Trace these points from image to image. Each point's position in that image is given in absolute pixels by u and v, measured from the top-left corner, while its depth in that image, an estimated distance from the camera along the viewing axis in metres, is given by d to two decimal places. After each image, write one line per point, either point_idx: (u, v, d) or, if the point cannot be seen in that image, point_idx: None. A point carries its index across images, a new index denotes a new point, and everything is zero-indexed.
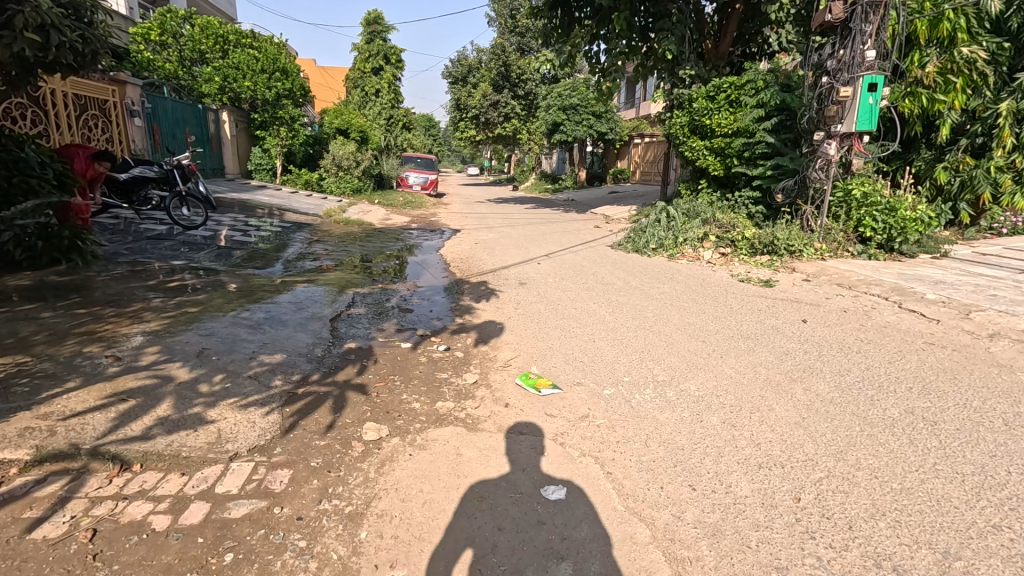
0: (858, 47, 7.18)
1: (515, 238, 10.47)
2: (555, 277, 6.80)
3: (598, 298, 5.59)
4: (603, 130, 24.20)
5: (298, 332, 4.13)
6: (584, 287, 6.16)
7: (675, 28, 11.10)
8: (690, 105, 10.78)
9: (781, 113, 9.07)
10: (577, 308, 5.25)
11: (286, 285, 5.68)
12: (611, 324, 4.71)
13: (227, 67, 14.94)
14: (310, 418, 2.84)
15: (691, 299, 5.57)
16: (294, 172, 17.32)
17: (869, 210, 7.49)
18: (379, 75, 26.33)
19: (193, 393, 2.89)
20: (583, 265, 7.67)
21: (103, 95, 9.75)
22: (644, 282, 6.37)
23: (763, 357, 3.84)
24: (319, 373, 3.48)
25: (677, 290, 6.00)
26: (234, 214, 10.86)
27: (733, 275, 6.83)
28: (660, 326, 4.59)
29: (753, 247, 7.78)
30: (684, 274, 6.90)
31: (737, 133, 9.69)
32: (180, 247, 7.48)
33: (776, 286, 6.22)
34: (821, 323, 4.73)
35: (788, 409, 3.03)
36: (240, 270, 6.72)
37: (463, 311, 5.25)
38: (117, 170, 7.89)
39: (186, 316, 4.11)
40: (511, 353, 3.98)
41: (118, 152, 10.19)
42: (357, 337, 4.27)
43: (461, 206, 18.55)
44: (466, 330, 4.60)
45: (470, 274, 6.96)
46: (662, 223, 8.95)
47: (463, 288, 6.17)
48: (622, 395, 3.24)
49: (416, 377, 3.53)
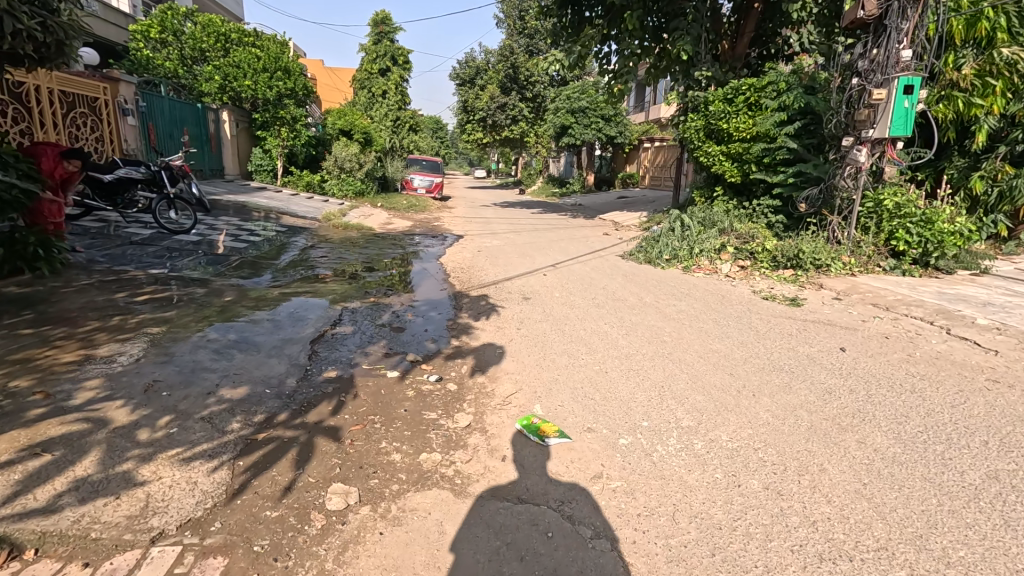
0: (892, 46, 6.66)
1: (520, 245, 9.96)
2: (562, 291, 6.30)
3: (609, 318, 5.07)
4: (612, 134, 23.71)
5: (271, 358, 3.66)
6: (593, 303, 5.65)
7: (691, 27, 10.59)
8: (705, 109, 10.30)
9: (805, 117, 8.52)
10: (586, 329, 4.75)
11: (270, 299, 5.22)
12: (624, 349, 4.20)
13: (228, 66, 14.61)
14: (265, 476, 2.37)
15: (711, 320, 5.05)
16: (295, 173, 16.93)
17: (903, 222, 6.95)
18: (385, 76, 25.99)
19: (128, 443, 2.42)
20: (593, 277, 7.15)
21: (94, 92, 9.37)
22: (659, 299, 5.86)
23: (803, 396, 3.32)
24: (286, 411, 3.00)
25: (695, 309, 5.48)
26: (229, 218, 10.46)
27: (755, 291, 6.32)
28: (680, 354, 4.07)
29: (776, 260, 7.25)
30: (702, 290, 6.39)
31: (756, 138, 9.18)
32: (164, 253, 7.07)
33: (804, 304, 5.69)
34: (862, 352, 4.19)
35: (844, 470, 2.52)
36: (224, 279, 6.28)
37: (461, 330, 4.75)
38: (101, 170, 7.51)
39: (145, 338, 3.66)
40: (512, 386, 3.49)
41: (109, 151, 9.80)
42: (338, 364, 3.78)
43: (466, 210, 18.11)
44: (462, 355, 4.11)
45: (471, 286, 6.47)
46: (676, 233, 8.45)
47: (462, 302, 5.69)
48: (641, 447, 2.74)
49: (401, 417, 3.04)
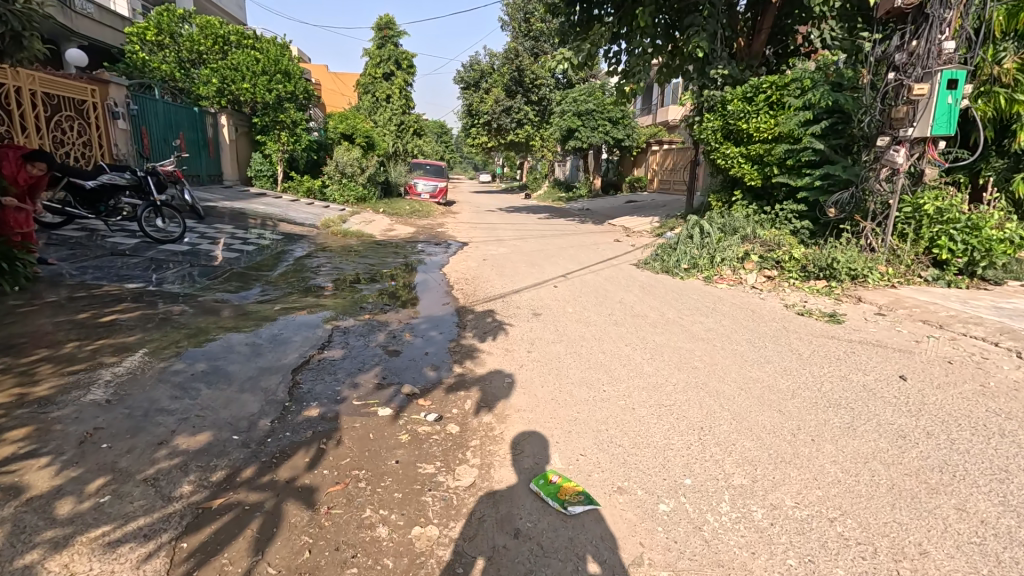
0: (933, 38, 6.14)
1: (528, 253, 9.44)
2: (575, 305, 5.77)
3: (630, 340, 4.53)
4: (619, 137, 23.20)
5: (244, 392, 3.15)
6: (611, 320, 5.10)
7: (707, 23, 10.06)
8: (722, 108, 9.79)
9: (832, 116, 7.98)
10: (604, 352, 4.21)
11: (253, 318, 4.73)
12: (651, 379, 3.66)
13: (227, 69, 14.15)
14: (213, 565, 1.86)
15: (745, 341, 4.48)
16: (296, 179, 16.52)
17: (946, 228, 6.39)
18: (389, 81, 25.52)
19: (40, 521, 1.92)
20: (606, 289, 6.61)
21: (81, 95, 8.98)
22: (684, 315, 5.31)
23: (874, 444, 2.77)
24: (253, 464, 2.49)
25: (724, 327, 4.92)
26: (224, 225, 10.02)
27: (787, 306, 5.75)
28: (715, 386, 3.53)
29: (806, 269, 6.69)
30: (729, 303, 5.85)
31: (779, 138, 8.64)
32: (148, 264, 6.61)
33: (846, 322, 5.13)
34: (926, 382, 3.61)
35: (951, 554, 1.98)
36: (208, 293, 5.78)
37: (465, 354, 4.23)
38: (82, 176, 7.07)
39: (99, 370, 3.17)
40: (525, 429, 2.96)
41: (97, 157, 9.37)
42: (322, 400, 3.27)
43: (471, 215, 17.65)
44: (466, 386, 3.58)
45: (476, 301, 5.95)
46: (694, 239, 7.89)
47: (466, 320, 5.16)
48: (688, 516, 2.21)
49: (391, 472, 2.52)
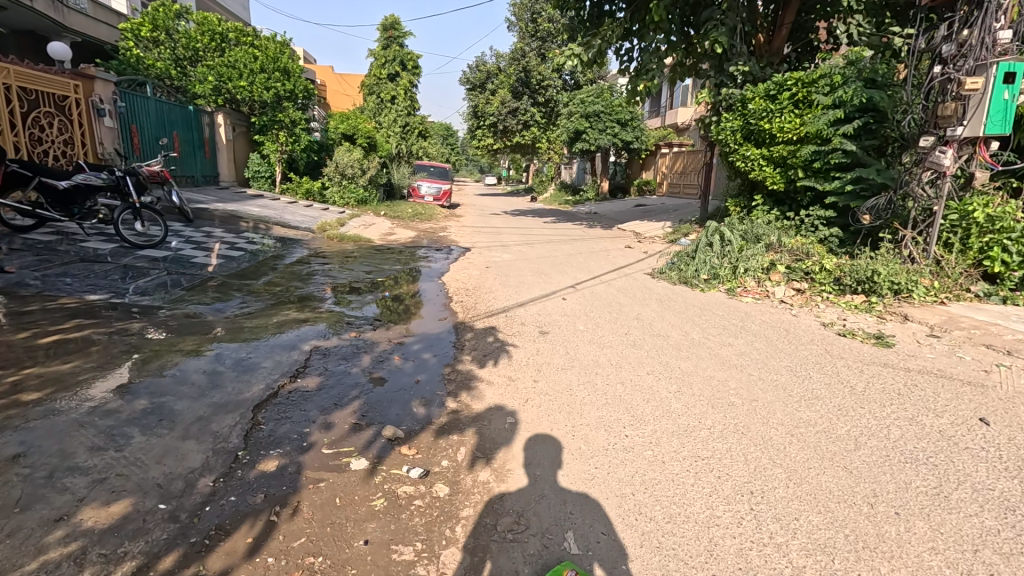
0: (987, 25, 5.51)
1: (534, 261, 8.84)
2: (587, 322, 5.18)
3: (652, 366, 3.94)
4: (628, 139, 22.63)
5: (186, 438, 2.58)
6: (628, 342, 4.50)
7: (726, 17, 9.46)
8: (742, 107, 9.20)
9: (866, 115, 7.37)
10: (624, 384, 3.61)
11: (221, 336, 4.16)
12: (682, 421, 3.06)
13: (223, 66, 13.66)
14: None
15: (786, 370, 3.87)
16: (295, 180, 16.03)
17: (999, 238, 5.74)
18: (395, 82, 25.09)
19: None
20: (620, 302, 6.00)
21: (62, 90, 8.52)
22: (710, 336, 4.71)
23: (978, 521, 2.17)
24: (177, 549, 1.92)
25: (758, 351, 4.31)
26: (214, 228, 9.50)
27: (825, 324, 5.12)
28: (760, 432, 2.93)
29: (841, 282, 6.07)
30: (759, 321, 5.23)
31: (805, 139, 8.03)
32: (121, 272, 6.09)
33: (896, 345, 4.50)
34: (1016, 428, 2.98)
35: None
36: (181, 305, 5.24)
37: (461, 384, 3.64)
38: (55, 176, 6.60)
39: (12, 409, 2.61)
40: (532, 493, 2.39)
41: (79, 156, 8.88)
42: (285, 447, 2.69)
43: (476, 219, 17.09)
44: (460, 428, 3.00)
45: (476, 316, 5.36)
46: (715, 248, 7.29)
47: (465, 339, 4.57)
48: None
49: (357, 560, 1.95)
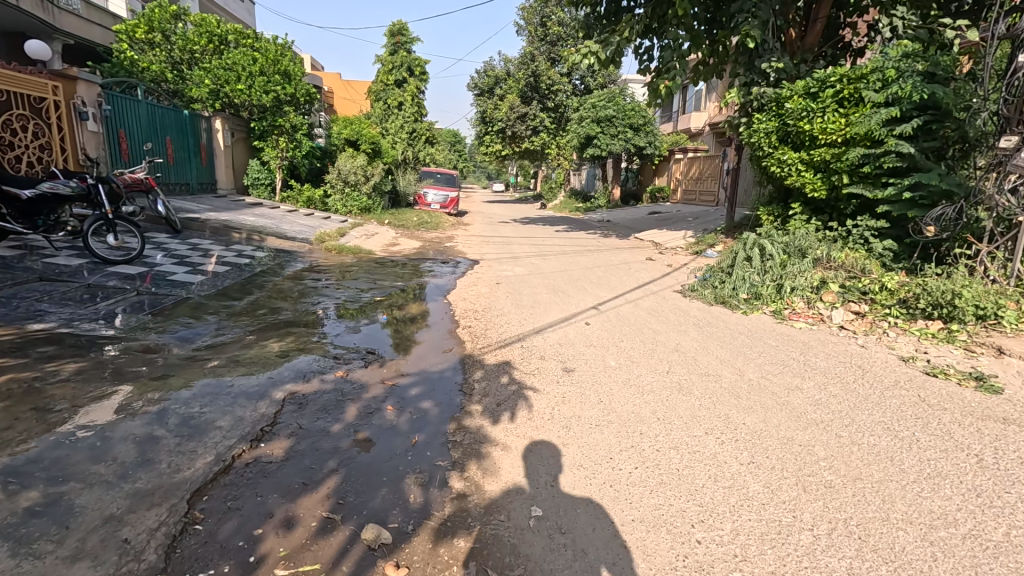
0: None
1: (549, 276, 8.04)
2: (618, 354, 4.38)
3: (711, 423, 3.11)
4: (641, 145, 21.87)
5: (76, 559, 1.81)
6: (672, 386, 3.68)
7: (759, 9, 8.68)
8: (778, 106, 8.39)
9: (925, 113, 6.55)
10: (679, 451, 2.80)
11: (174, 379, 3.38)
12: (771, 516, 2.26)
13: (221, 68, 13.01)
14: None
15: (883, 431, 3.03)
16: (295, 188, 15.33)
17: None
18: (402, 87, 24.55)
19: None
20: (651, 328, 5.18)
21: (38, 92, 7.89)
22: (772, 376, 3.88)
23: None
24: None
25: (837, 399, 3.47)
26: (203, 240, 8.79)
27: (906, 359, 4.27)
28: (885, 539, 2.11)
29: (912, 306, 5.20)
30: (825, 354, 4.41)
31: (852, 141, 7.21)
32: (83, 293, 5.38)
33: (1004, 388, 3.66)
34: None
35: None
36: (142, 334, 4.49)
37: (469, 450, 2.84)
38: (18, 184, 5.90)
39: None
40: None
41: (56, 162, 8.23)
42: (223, 565, 1.91)
43: (484, 228, 16.35)
44: (470, 528, 2.21)
45: (486, 347, 4.57)
46: (755, 262, 6.45)
47: (473, 381, 3.77)
48: None
49: None
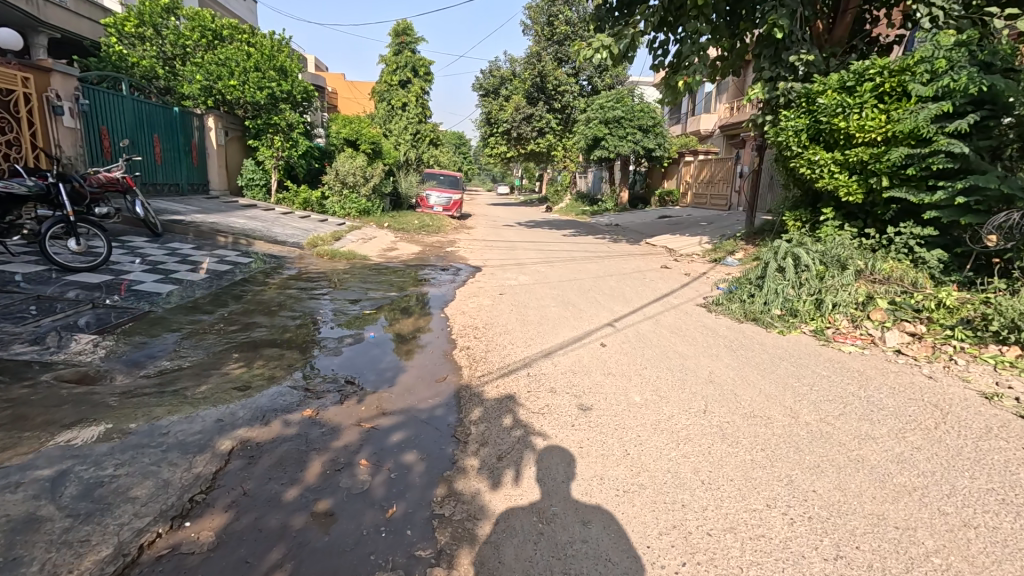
0: None
1: (557, 286, 7.35)
2: (642, 386, 3.69)
3: (773, 492, 2.43)
4: (651, 147, 21.17)
5: None
6: (715, 434, 2.99)
7: None
8: (808, 102, 7.69)
9: (980, 109, 5.86)
10: (738, 537, 2.12)
11: (98, 422, 2.73)
12: None
13: (213, 64, 12.44)
14: None
15: (1002, 505, 2.33)
16: (291, 189, 14.74)
17: None
18: (406, 88, 24.12)
19: None
20: (677, 352, 4.49)
21: (7, 83, 7.33)
22: (833, 419, 3.19)
23: None
24: None
25: (923, 455, 2.77)
26: (184, 244, 8.17)
27: (990, 396, 3.56)
28: None
29: (981, 327, 4.47)
30: (889, 388, 3.71)
31: (893, 140, 6.52)
32: (31, 306, 4.76)
33: None
34: None
35: None
36: (84, 358, 3.85)
37: (459, 533, 2.16)
38: None
39: None
40: None
41: (26, 158, 7.66)
42: None
43: (487, 231, 15.67)
44: None
45: (487, 375, 3.89)
46: (789, 274, 5.74)
47: (470, 424, 3.10)
48: None
49: None
